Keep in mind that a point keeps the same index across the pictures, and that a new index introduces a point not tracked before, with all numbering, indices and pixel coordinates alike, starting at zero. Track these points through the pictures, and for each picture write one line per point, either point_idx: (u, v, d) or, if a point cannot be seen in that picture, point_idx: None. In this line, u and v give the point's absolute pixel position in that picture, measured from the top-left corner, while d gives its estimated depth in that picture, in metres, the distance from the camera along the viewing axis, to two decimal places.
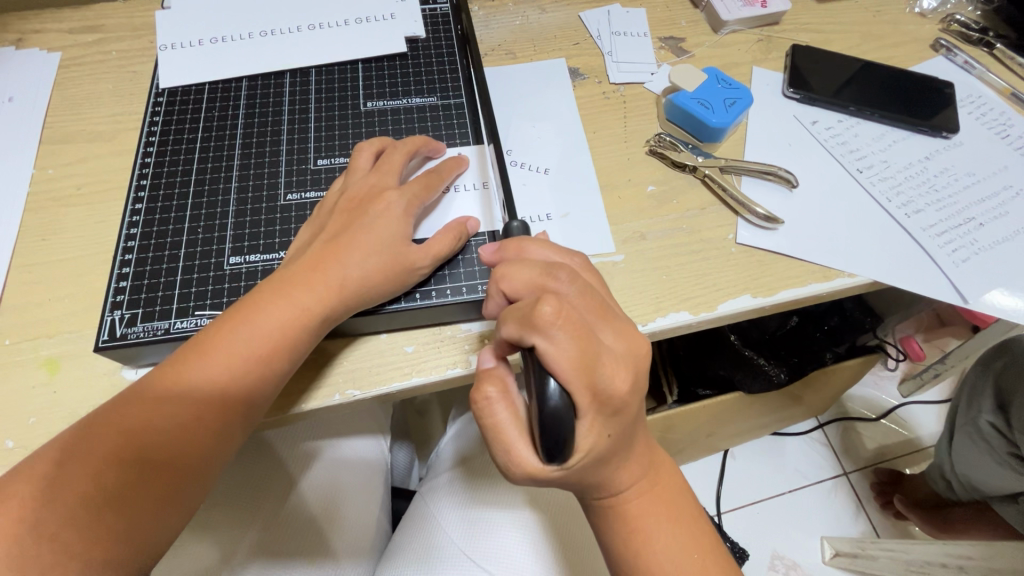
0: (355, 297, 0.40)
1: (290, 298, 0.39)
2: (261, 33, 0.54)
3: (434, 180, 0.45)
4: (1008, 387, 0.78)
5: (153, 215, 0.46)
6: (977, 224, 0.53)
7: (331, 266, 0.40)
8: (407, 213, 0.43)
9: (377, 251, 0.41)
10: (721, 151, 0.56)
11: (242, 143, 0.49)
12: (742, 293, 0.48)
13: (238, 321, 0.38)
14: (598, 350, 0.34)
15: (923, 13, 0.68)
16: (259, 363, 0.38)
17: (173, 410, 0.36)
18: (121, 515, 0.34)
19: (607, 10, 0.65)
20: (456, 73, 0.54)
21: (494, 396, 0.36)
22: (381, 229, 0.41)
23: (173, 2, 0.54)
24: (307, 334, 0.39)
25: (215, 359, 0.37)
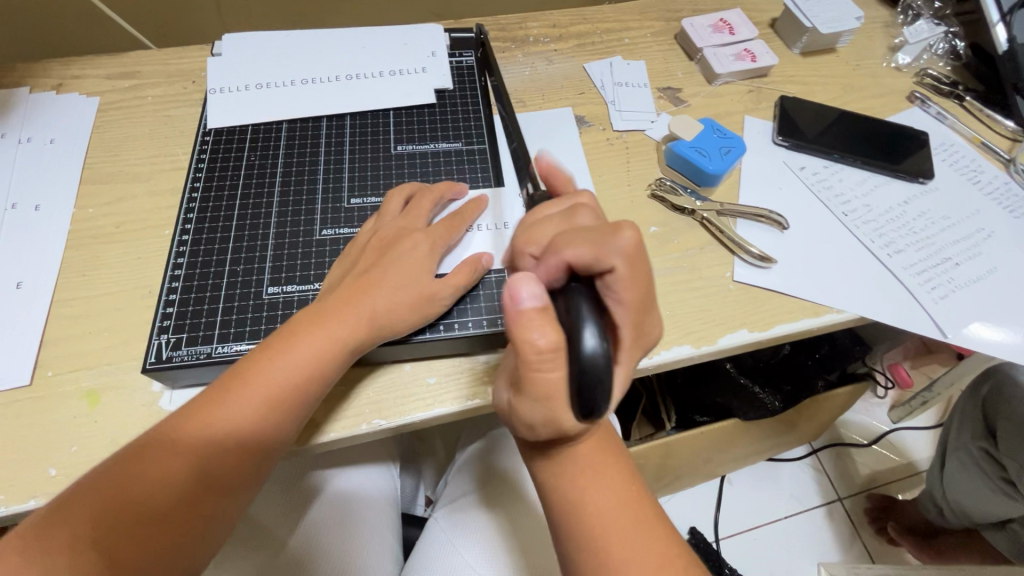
0: (385, 326, 0.43)
1: (324, 332, 0.42)
2: (302, 81, 0.58)
3: (458, 222, 0.50)
4: (993, 414, 0.82)
5: (198, 246, 0.49)
6: (953, 263, 0.57)
7: (362, 299, 0.43)
8: (432, 252, 0.47)
9: (405, 284, 0.44)
10: (717, 194, 0.61)
11: (282, 182, 0.53)
12: (740, 327, 0.52)
13: (273, 357, 0.41)
14: (636, 343, 0.36)
15: (899, 67, 0.74)
16: (294, 398, 0.40)
17: (211, 441, 0.38)
18: (159, 538, 0.36)
19: (610, 62, 0.70)
20: (479, 121, 0.59)
21: (536, 349, 0.31)
22: (409, 266, 0.45)
23: (223, 49, 0.59)
24: (338, 363, 0.42)
25: (252, 393, 0.39)
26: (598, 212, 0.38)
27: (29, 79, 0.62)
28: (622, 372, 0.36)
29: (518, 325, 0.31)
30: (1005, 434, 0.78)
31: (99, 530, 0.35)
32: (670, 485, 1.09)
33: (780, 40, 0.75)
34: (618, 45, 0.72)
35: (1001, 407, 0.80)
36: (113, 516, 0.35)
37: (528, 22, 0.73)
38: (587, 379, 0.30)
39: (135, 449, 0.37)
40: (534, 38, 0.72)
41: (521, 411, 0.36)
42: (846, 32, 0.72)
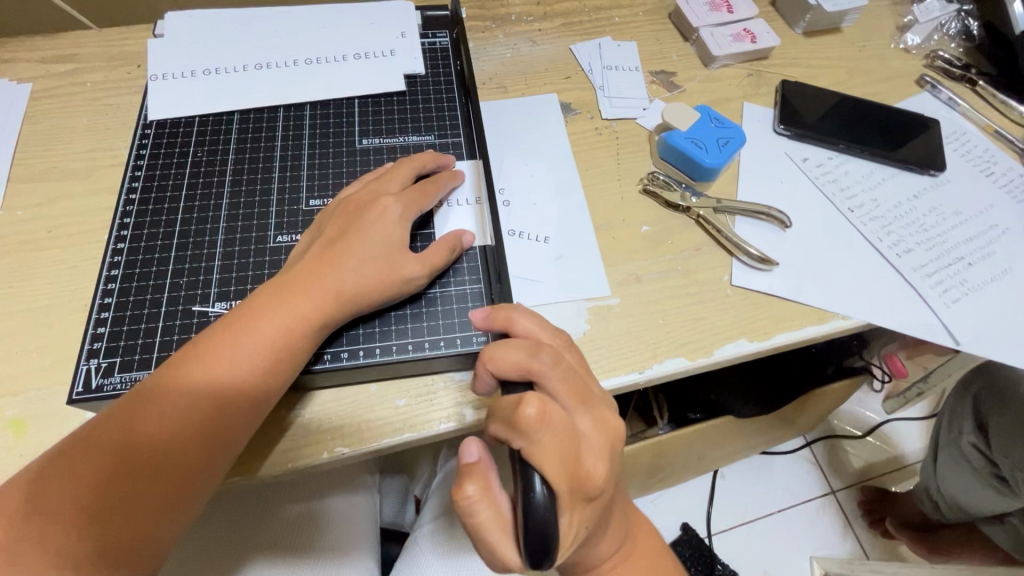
0: (351, 304, 0.39)
1: (294, 302, 0.38)
2: (255, 66, 0.52)
3: (435, 190, 0.46)
4: (984, 409, 0.79)
5: (136, 255, 0.44)
6: (966, 264, 0.53)
7: (327, 273, 0.39)
8: (405, 218, 0.43)
9: (372, 257, 0.40)
10: (713, 189, 0.56)
11: (232, 181, 0.48)
12: (739, 337, 0.48)
13: (240, 324, 0.37)
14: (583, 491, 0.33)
15: (908, 48, 0.69)
16: (256, 374, 0.36)
17: (169, 419, 0.34)
18: (119, 523, 0.33)
19: (598, 44, 0.64)
20: (454, 111, 0.53)
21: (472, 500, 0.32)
22: (378, 234, 0.41)
23: (167, 30, 0.53)
24: (309, 337, 0.38)
25: (215, 363, 0.36)
26: (542, 350, 0.35)
27: None
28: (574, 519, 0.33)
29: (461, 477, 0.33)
30: (999, 431, 0.74)
31: (54, 518, 0.32)
32: (664, 481, 1.06)
33: (782, 19, 0.70)
34: (607, 24, 0.67)
35: (994, 405, 0.77)
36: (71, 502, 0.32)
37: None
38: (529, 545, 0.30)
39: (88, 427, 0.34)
40: (517, 16, 0.66)
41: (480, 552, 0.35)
42: (852, 11, 0.67)
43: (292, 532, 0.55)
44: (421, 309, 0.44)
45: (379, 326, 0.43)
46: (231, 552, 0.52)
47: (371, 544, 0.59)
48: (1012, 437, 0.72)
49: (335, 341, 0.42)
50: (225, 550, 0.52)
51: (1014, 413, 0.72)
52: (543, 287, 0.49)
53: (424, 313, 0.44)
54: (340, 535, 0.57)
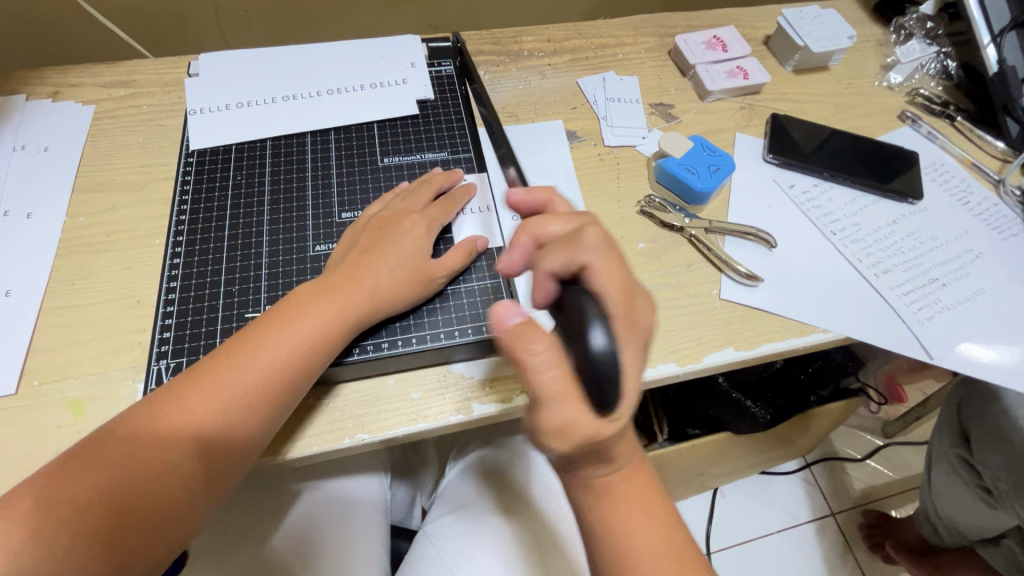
0: (381, 305, 0.45)
1: (330, 305, 0.43)
2: (282, 97, 0.58)
3: (450, 211, 0.51)
4: (966, 420, 0.81)
5: (190, 268, 0.49)
6: (940, 284, 0.58)
7: (362, 277, 0.45)
8: (427, 233, 0.49)
9: (403, 262, 0.46)
10: (706, 212, 0.61)
11: (269, 199, 0.53)
12: (726, 346, 0.52)
13: (283, 321, 0.43)
14: (635, 330, 0.35)
15: (892, 86, 0.74)
16: (294, 367, 0.41)
17: (189, 431, 0.39)
18: (134, 527, 0.36)
19: (603, 77, 0.70)
20: (463, 130, 0.59)
21: (544, 350, 0.33)
22: (405, 245, 0.47)
23: (201, 70, 0.59)
24: (341, 338, 0.43)
25: (260, 355, 0.41)
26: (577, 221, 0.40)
27: (25, 88, 0.63)
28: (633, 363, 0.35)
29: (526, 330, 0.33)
30: (977, 440, 0.77)
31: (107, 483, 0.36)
32: (663, 496, 1.08)
33: (773, 57, 0.76)
34: (612, 60, 0.73)
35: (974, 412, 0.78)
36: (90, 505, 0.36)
37: (523, 37, 0.74)
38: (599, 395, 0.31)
39: (111, 432, 0.38)
40: (528, 52, 0.72)
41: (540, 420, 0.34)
42: (839, 51, 0.73)
43: (309, 522, 0.58)
44: (438, 305, 0.49)
45: (398, 322, 0.48)
46: (249, 538, 0.56)
47: (382, 536, 0.62)
48: (989, 446, 0.75)
49: (359, 336, 0.47)
50: (244, 537, 0.56)
51: (988, 420, 0.75)
52: None
53: (439, 310, 0.48)
54: (354, 526, 0.60)
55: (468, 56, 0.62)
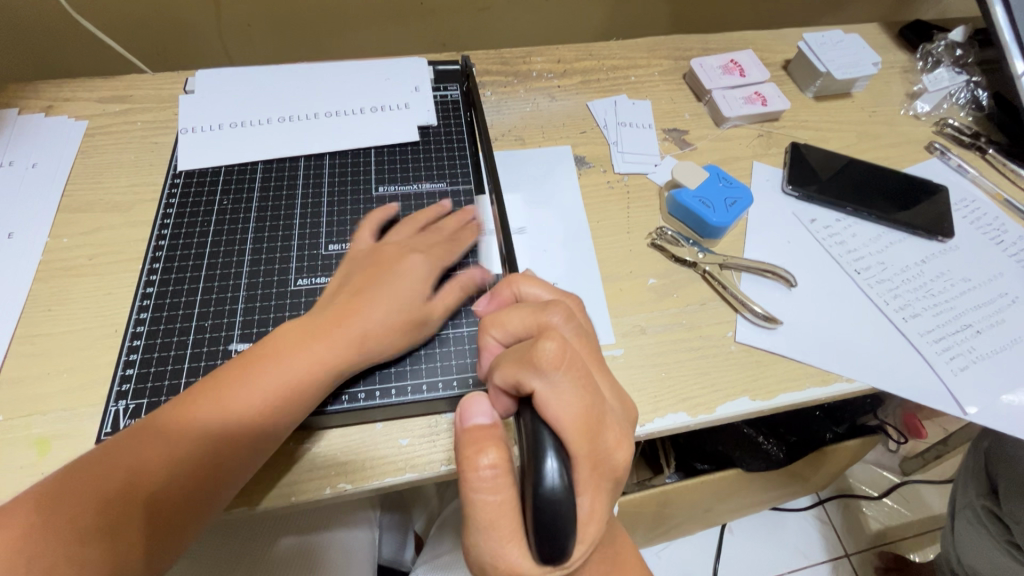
0: (370, 350, 0.42)
1: (327, 340, 0.40)
2: (278, 118, 0.56)
3: (466, 233, 0.50)
4: (995, 472, 0.76)
5: (163, 300, 0.46)
6: (974, 331, 0.53)
7: (354, 317, 0.41)
8: (425, 271, 0.46)
9: (395, 306, 0.43)
10: (720, 247, 0.57)
11: (255, 227, 0.51)
12: (741, 395, 0.48)
13: (279, 352, 0.40)
14: (597, 469, 0.28)
15: (918, 115, 0.71)
16: (287, 403, 0.38)
17: (189, 442, 0.36)
18: (129, 537, 0.33)
19: (614, 101, 0.68)
20: (465, 160, 0.57)
21: (481, 475, 0.28)
22: (400, 285, 0.44)
23: (197, 87, 0.57)
24: (337, 375, 0.41)
25: (254, 386, 0.38)
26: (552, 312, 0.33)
27: (19, 102, 0.61)
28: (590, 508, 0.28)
29: (466, 446, 0.29)
30: (1006, 492, 0.72)
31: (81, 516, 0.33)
32: (669, 532, 1.03)
33: (793, 82, 0.73)
34: (624, 83, 0.70)
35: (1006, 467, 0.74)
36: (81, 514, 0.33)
37: (532, 57, 0.72)
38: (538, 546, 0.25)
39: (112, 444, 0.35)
40: (538, 72, 0.70)
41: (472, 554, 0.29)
42: (862, 78, 0.70)
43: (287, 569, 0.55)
44: (433, 350, 0.45)
45: (379, 368, 0.45)
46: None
47: None
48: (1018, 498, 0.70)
49: (338, 382, 0.44)
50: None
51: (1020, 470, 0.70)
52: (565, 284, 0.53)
53: (434, 354, 0.45)
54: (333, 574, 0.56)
55: (474, 82, 0.60)
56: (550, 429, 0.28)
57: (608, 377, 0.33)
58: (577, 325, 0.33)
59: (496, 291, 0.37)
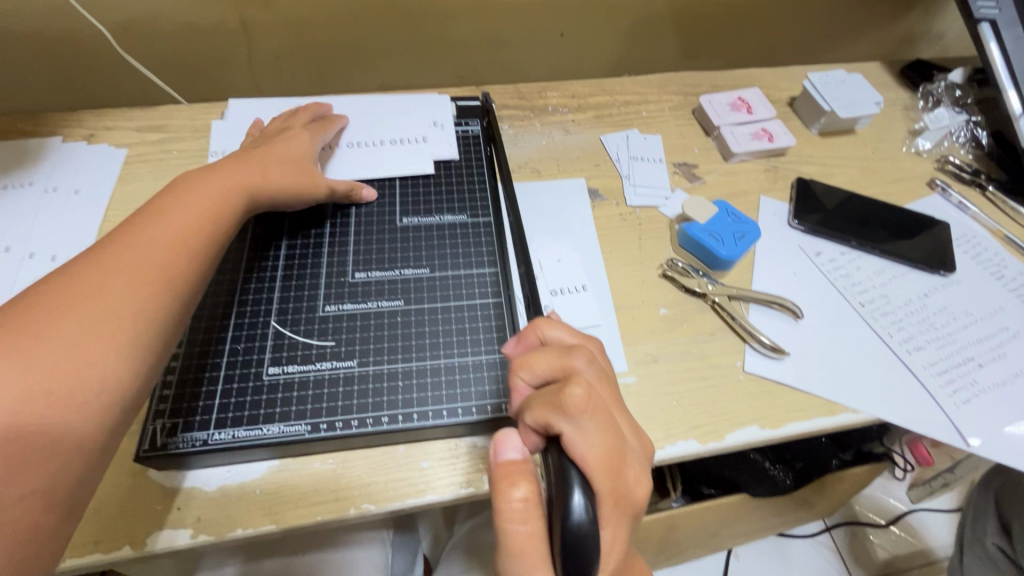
0: (221, 212, 0.44)
1: (170, 199, 0.43)
2: None
3: (302, 136, 0.55)
4: (1008, 508, 0.76)
5: (198, 321, 0.48)
6: (977, 364, 0.55)
7: (190, 177, 0.45)
8: (274, 156, 0.51)
9: (245, 167, 0.48)
10: (729, 278, 0.60)
11: (286, 253, 0.53)
12: (750, 424, 0.50)
13: (156, 209, 0.42)
14: (620, 504, 0.31)
15: (920, 152, 0.74)
16: (181, 244, 0.41)
17: (116, 283, 0.37)
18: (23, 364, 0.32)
19: (626, 135, 0.71)
20: (485, 192, 0.59)
21: (512, 507, 0.30)
22: (243, 161, 0.49)
23: (228, 115, 0.64)
24: (215, 221, 0.43)
25: (147, 233, 0.40)
26: (576, 355, 0.35)
27: (63, 130, 0.65)
28: (614, 540, 0.31)
29: (498, 481, 0.31)
30: None
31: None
32: (675, 557, 1.03)
33: (798, 119, 0.76)
34: (635, 118, 0.73)
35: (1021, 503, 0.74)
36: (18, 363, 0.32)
37: (548, 92, 0.75)
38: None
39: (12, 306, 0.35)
40: (553, 107, 0.73)
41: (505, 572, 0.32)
42: (865, 116, 0.72)
43: None
44: (455, 377, 0.47)
45: (402, 392, 0.46)
46: None
47: None
48: None
49: (364, 406, 0.45)
50: None
51: None
52: (584, 314, 0.55)
53: (457, 380, 0.47)
54: None
55: (496, 119, 0.64)
56: (576, 467, 0.30)
57: (629, 414, 0.35)
58: (599, 367, 0.36)
59: (523, 334, 0.39)
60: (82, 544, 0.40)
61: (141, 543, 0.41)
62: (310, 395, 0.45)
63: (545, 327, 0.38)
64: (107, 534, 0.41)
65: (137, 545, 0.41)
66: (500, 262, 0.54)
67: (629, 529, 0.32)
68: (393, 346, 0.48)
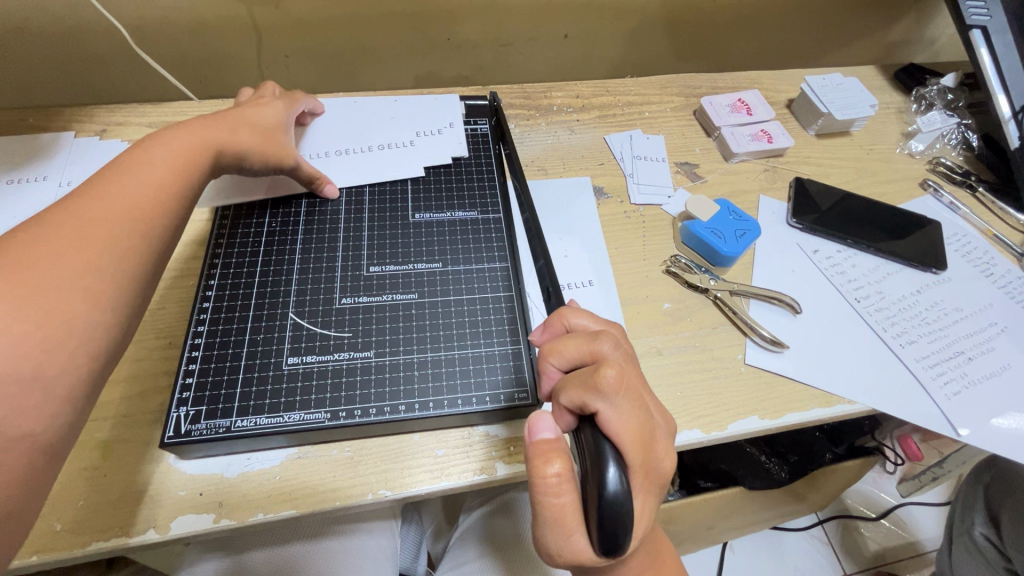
0: (209, 159, 0.45)
1: (154, 149, 0.43)
2: (326, 153, 0.61)
3: (274, 106, 0.55)
4: (996, 500, 0.79)
5: (218, 312, 0.49)
6: (967, 358, 0.57)
7: (179, 130, 0.45)
8: (246, 117, 0.51)
9: (225, 129, 0.48)
10: (729, 274, 0.62)
11: (302, 245, 0.54)
12: (751, 414, 0.52)
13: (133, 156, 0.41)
14: (649, 478, 0.33)
15: (912, 154, 0.76)
16: (169, 180, 0.42)
17: (88, 225, 0.36)
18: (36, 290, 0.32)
19: (630, 135, 0.72)
20: (494, 189, 0.61)
21: (548, 482, 0.32)
22: (227, 124, 0.49)
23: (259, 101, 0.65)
24: (196, 167, 0.44)
25: (128, 172, 0.40)
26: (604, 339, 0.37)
27: (75, 125, 0.65)
28: (643, 511, 0.33)
29: (533, 458, 0.33)
30: (1008, 520, 0.74)
31: None
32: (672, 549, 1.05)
33: (796, 121, 0.78)
34: (638, 118, 0.75)
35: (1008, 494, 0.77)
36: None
37: (553, 92, 0.76)
38: (603, 545, 0.29)
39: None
40: (558, 107, 0.75)
41: (541, 543, 0.33)
42: (861, 119, 0.75)
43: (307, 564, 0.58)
44: (469, 367, 0.49)
45: (419, 382, 0.47)
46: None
47: None
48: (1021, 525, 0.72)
49: (381, 394, 0.46)
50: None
51: None
52: (592, 308, 0.56)
53: (471, 370, 0.48)
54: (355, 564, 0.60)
55: (504, 118, 0.66)
56: (612, 443, 0.31)
57: (654, 395, 0.37)
58: (625, 352, 0.37)
59: (548, 323, 0.40)
60: (109, 528, 0.41)
61: (165, 528, 0.42)
62: (329, 384, 0.47)
63: (570, 314, 0.40)
64: (131, 518, 0.42)
65: (161, 529, 0.42)
66: (511, 258, 0.55)
67: (656, 504, 0.34)
68: (409, 337, 0.50)
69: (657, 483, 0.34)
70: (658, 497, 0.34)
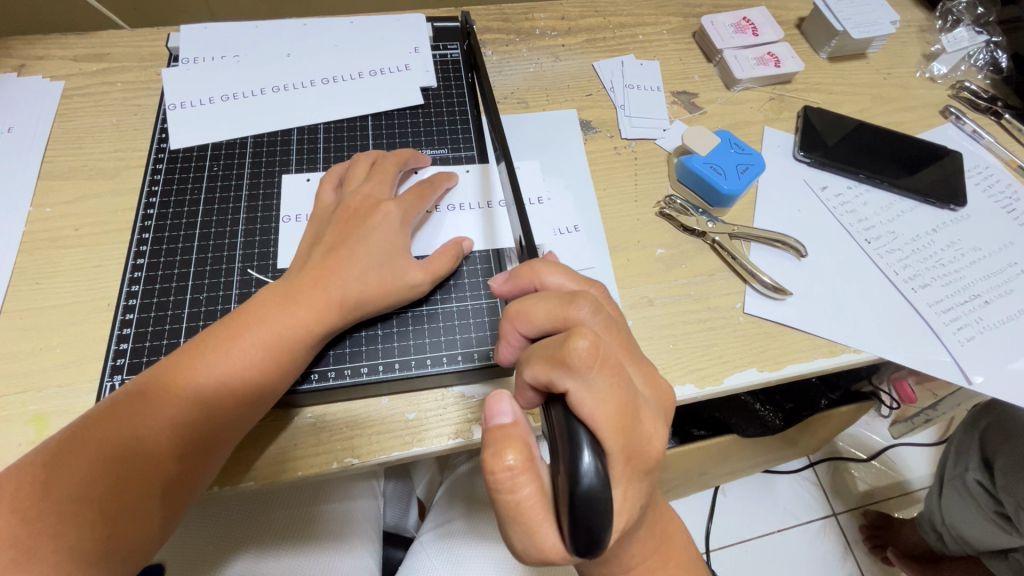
0: (353, 310, 0.41)
1: (287, 313, 0.40)
2: (274, 88, 0.54)
3: (397, 220, 0.45)
4: (992, 445, 0.77)
5: (155, 272, 0.46)
6: (983, 301, 0.53)
7: (329, 280, 0.41)
8: (403, 223, 0.45)
9: (373, 265, 0.42)
10: (729, 215, 0.56)
11: (248, 195, 0.50)
12: (749, 366, 0.48)
13: (238, 327, 0.39)
14: (631, 461, 0.29)
15: (934, 77, 0.69)
16: (255, 383, 0.38)
17: (182, 407, 0.36)
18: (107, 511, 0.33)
19: (621, 61, 0.65)
20: (467, 124, 0.56)
21: (505, 475, 0.28)
22: (377, 240, 0.43)
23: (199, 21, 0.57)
24: (302, 350, 0.40)
25: (226, 364, 0.38)
26: (580, 299, 0.32)
27: None
28: (624, 496, 0.29)
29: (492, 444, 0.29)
30: (1004, 465, 0.72)
31: (83, 470, 0.33)
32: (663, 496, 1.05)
33: (806, 42, 0.70)
34: (631, 42, 0.67)
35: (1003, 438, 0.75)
36: (50, 494, 0.32)
37: (536, 13, 0.68)
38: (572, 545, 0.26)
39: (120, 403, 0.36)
40: (541, 30, 0.66)
41: (509, 538, 0.30)
42: (880, 37, 0.67)
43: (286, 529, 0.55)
44: (438, 324, 0.45)
45: (383, 343, 0.44)
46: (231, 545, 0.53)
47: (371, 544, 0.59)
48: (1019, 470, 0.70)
49: (341, 357, 0.43)
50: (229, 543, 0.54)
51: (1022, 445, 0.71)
52: (578, 256, 0.51)
53: (441, 329, 0.45)
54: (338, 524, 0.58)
55: (476, 40, 0.55)
56: (583, 424, 0.27)
57: (640, 358, 0.33)
58: (605, 314, 0.32)
59: (516, 275, 0.36)
60: None
61: None
62: None
63: (542, 268, 0.35)
64: None
65: None
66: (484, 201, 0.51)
67: (643, 486, 0.30)
68: None
69: (642, 464, 0.30)
70: (645, 477, 0.31)
